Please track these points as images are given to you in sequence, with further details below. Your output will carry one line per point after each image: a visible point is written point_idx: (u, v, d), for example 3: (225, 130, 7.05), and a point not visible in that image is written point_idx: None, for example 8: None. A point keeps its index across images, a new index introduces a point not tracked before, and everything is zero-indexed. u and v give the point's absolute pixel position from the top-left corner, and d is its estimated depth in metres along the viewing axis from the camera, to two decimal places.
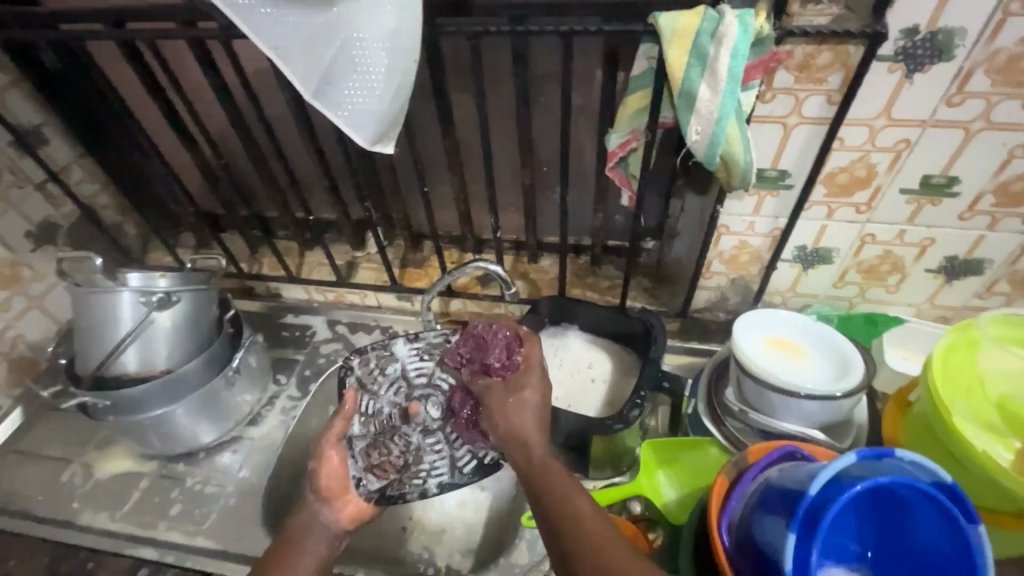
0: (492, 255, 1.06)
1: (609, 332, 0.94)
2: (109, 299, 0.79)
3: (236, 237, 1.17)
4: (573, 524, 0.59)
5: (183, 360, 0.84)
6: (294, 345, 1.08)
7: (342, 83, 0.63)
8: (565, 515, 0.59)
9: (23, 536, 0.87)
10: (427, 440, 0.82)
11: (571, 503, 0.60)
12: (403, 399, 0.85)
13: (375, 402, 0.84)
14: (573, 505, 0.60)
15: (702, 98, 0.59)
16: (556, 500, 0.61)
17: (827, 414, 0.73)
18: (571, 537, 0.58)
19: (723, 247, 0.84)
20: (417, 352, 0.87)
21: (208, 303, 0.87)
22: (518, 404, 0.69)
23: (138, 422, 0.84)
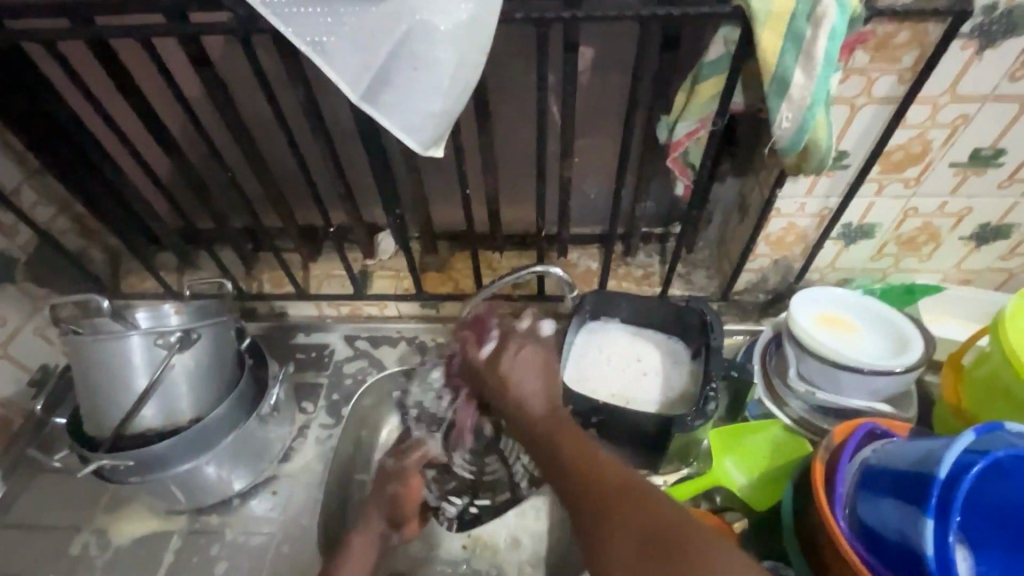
0: (520, 252, 1.01)
1: (655, 322, 0.93)
2: (119, 346, 0.68)
3: (226, 253, 1.04)
4: (556, 449, 0.62)
5: (211, 404, 0.75)
6: (313, 368, 0.99)
7: (401, 84, 0.56)
8: (553, 451, 0.62)
9: None
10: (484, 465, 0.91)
11: (591, 465, 0.58)
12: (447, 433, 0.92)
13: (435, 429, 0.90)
14: (591, 457, 0.59)
15: (794, 84, 0.56)
16: (552, 426, 0.65)
17: (891, 387, 0.76)
18: (557, 458, 0.61)
19: (771, 230, 0.83)
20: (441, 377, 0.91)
21: (229, 337, 0.77)
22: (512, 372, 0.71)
23: (166, 479, 0.74)
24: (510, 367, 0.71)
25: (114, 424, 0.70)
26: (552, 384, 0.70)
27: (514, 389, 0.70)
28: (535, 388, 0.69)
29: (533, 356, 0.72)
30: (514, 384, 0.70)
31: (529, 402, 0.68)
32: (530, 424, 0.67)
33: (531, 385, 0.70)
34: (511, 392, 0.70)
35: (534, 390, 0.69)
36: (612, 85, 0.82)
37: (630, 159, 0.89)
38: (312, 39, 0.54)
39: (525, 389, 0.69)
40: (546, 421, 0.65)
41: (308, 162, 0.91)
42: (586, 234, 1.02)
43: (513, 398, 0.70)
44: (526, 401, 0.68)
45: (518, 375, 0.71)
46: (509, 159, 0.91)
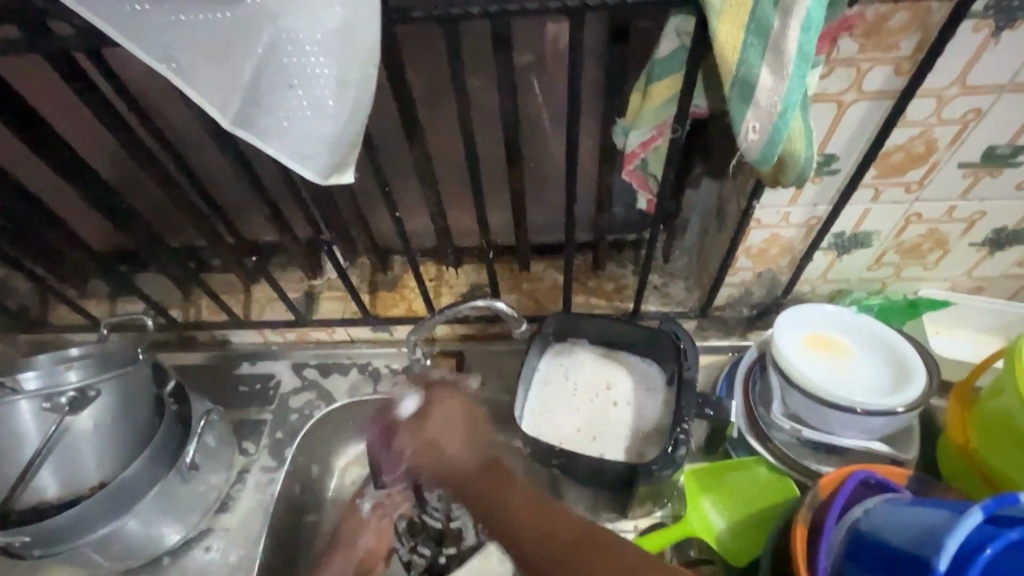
0: (478, 267, 0.91)
1: (625, 345, 0.83)
2: (2, 412, 0.61)
3: (161, 278, 0.96)
4: (501, 508, 0.62)
5: (121, 465, 0.67)
6: (256, 402, 0.91)
7: (276, 108, 0.46)
8: (503, 504, 0.63)
9: None
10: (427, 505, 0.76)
11: (552, 513, 0.61)
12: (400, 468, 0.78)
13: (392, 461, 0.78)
14: (553, 514, 0.60)
15: (762, 86, 0.45)
16: (486, 483, 0.65)
17: (889, 425, 0.67)
18: (507, 515, 0.62)
19: (751, 242, 0.73)
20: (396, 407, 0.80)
21: (139, 388, 0.69)
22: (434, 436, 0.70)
23: (77, 548, 0.68)
24: (433, 426, 0.70)
25: (4, 497, 0.62)
26: (473, 435, 0.70)
27: (445, 454, 0.68)
28: (456, 447, 0.68)
29: (456, 408, 0.71)
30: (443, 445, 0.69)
31: (456, 463, 0.68)
32: (470, 488, 0.66)
33: (461, 437, 0.69)
34: (439, 454, 0.69)
35: (460, 447, 0.68)
36: (563, 81, 0.71)
37: (590, 164, 0.78)
38: (162, 57, 0.44)
39: (453, 447, 0.68)
40: (480, 477, 0.65)
41: (232, 180, 0.82)
42: (550, 245, 0.92)
43: (444, 460, 0.68)
44: (454, 460, 0.68)
45: (441, 437, 0.69)
46: (455, 168, 0.80)
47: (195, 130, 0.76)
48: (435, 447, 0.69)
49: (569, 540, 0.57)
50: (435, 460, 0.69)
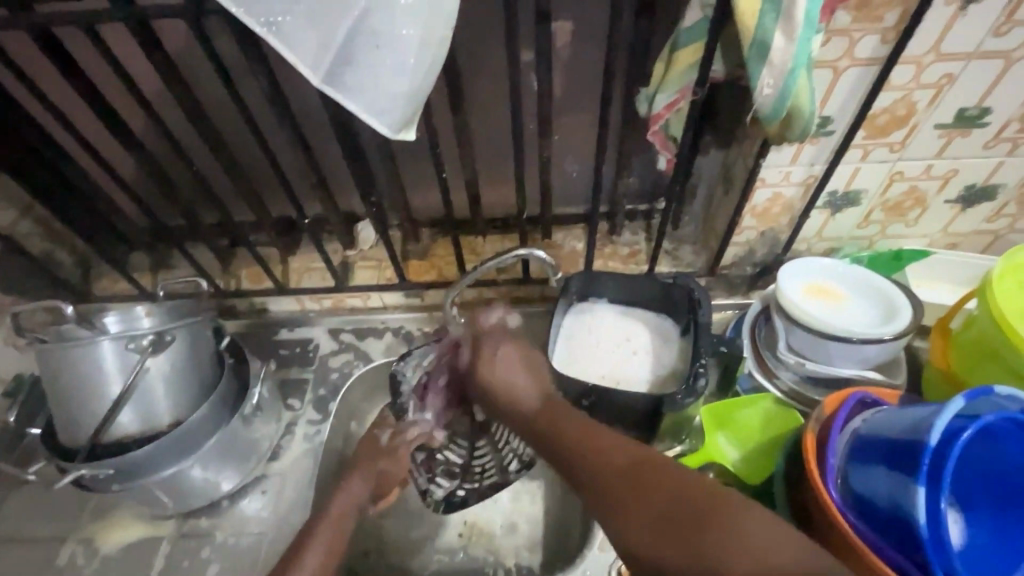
0: (503, 235, 0.99)
1: (642, 301, 0.91)
2: (89, 352, 0.66)
3: (202, 250, 1.01)
4: (575, 457, 0.56)
5: (191, 407, 0.73)
6: (298, 363, 0.97)
7: (363, 65, 0.53)
8: (559, 435, 0.60)
9: None
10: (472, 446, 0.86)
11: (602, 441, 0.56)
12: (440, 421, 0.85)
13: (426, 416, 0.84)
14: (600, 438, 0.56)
15: (776, 47, 0.54)
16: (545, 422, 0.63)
17: (881, 355, 0.76)
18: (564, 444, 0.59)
19: (756, 201, 0.82)
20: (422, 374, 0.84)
21: (207, 337, 0.75)
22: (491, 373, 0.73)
23: (147, 487, 0.72)
24: (499, 363, 0.73)
25: (88, 432, 0.68)
26: (539, 376, 0.71)
27: (499, 383, 0.72)
28: (521, 377, 0.71)
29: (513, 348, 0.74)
30: (500, 375, 0.72)
31: (521, 396, 0.69)
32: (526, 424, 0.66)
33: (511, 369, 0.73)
34: (510, 398, 0.70)
35: (524, 385, 0.70)
36: (588, 58, 0.80)
37: (610, 135, 0.87)
38: (267, 20, 0.51)
39: (513, 384, 0.70)
40: (546, 426, 0.63)
41: (280, 152, 0.88)
42: (570, 214, 0.99)
43: (501, 390, 0.72)
44: (519, 396, 0.69)
45: (510, 373, 0.72)
46: (486, 140, 0.88)
47: (249, 103, 0.82)
48: (498, 387, 0.72)
49: (615, 472, 0.52)
50: (501, 403, 0.71)
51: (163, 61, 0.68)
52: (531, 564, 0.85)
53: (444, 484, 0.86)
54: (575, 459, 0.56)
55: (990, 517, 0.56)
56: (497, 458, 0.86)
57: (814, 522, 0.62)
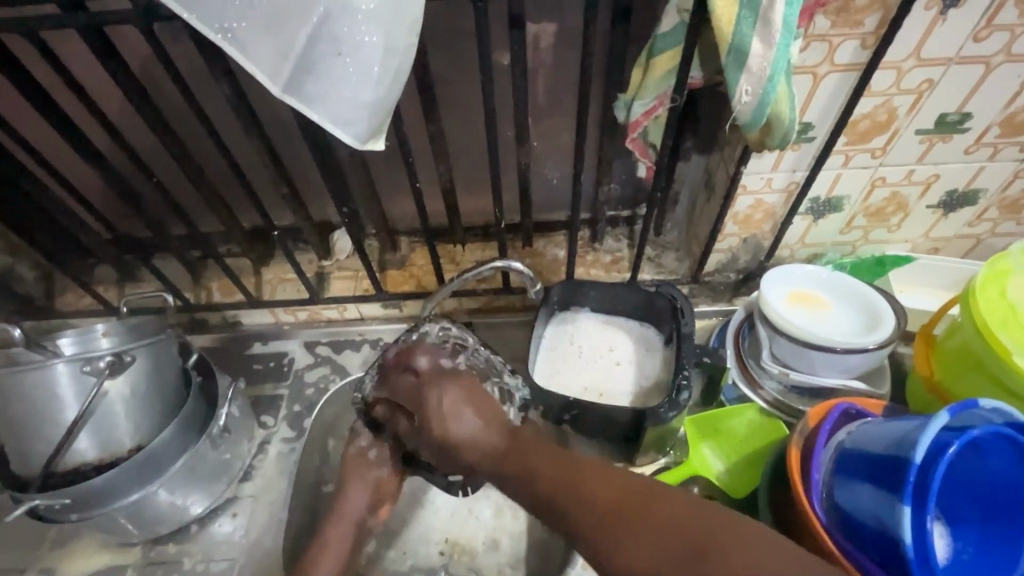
0: (482, 242, 0.96)
1: (625, 309, 0.89)
2: (40, 377, 0.63)
3: (171, 261, 0.97)
4: (540, 488, 0.52)
5: (155, 430, 0.70)
6: (272, 379, 0.93)
7: (324, 75, 0.51)
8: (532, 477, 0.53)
9: None
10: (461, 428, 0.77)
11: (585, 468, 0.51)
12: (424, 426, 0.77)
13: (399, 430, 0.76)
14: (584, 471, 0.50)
15: (754, 54, 0.52)
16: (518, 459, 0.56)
17: (866, 364, 0.75)
18: (538, 488, 0.53)
19: (738, 208, 0.80)
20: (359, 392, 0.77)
21: (169, 356, 0.72)
22: (445, 408, 0.62)
23: (109, 516, 0.69)
24: (447, 403, 0.62)
25: (43, 460, 0.65)
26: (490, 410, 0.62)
27: (454, 439, 0.61)
28: (477, 424, 0.61)
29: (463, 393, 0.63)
30: (454, 427, 0.61)
31: (472, 445, 0.60)
32: (495, 473, 0.58)
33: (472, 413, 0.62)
34: (452, 434, 0.61)
35: (473, 429, 0.60)
36: (565, 64, 0.78)
37: (590, 141, 0.85)
38: (221, 27, 0.49)
39: (467, 429, 0.60)
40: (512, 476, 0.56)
41: (249, 161, 0.85)
42: (551, 221, 0.97)
43: (463, 450, 0.60)
44: (480, 443, 0.59)
45: (458, 410, 0.62)
46: (463, 146, 0.86)
47: (213, 110, 0.79)
48: (445, 431, 0.61)
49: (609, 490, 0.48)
50: (451, 440, 0.61)
51: (118, 69, 0.64)
52: None
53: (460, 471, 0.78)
54: (556, 501, 0.50)
55: (976, 532, 0.55)
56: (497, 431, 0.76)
57: (800, 536, 0.61)
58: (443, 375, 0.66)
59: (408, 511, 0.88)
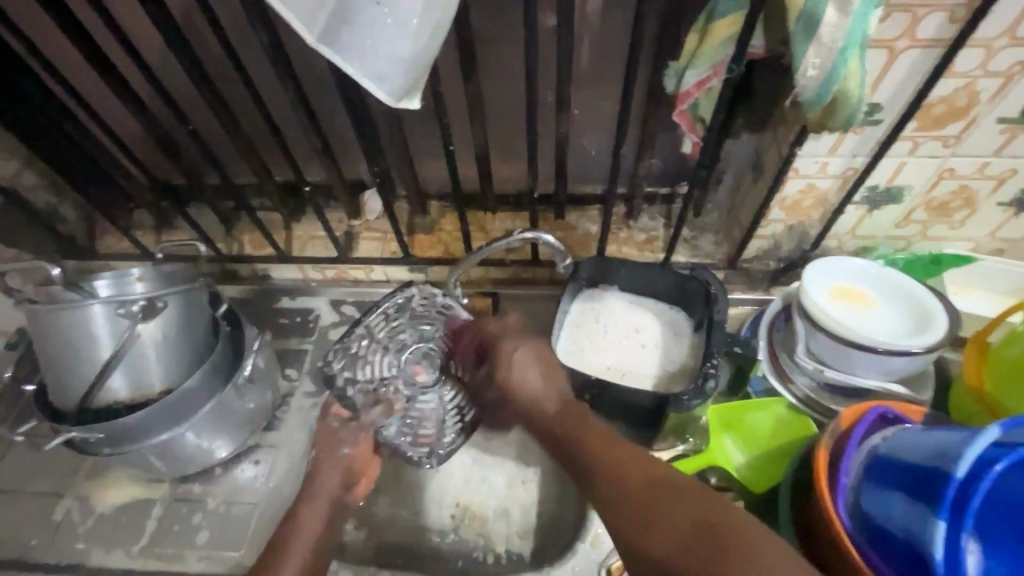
0: (512, 211, 0.94)
1: (655, 291, 0.86)
2: (78, 316, 0.65)
3: (205, 210, 0.98)
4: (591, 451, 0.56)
5: (183, 375, 0.72)
6: (298, 333, 0.95)
7: (360, 27, 0.48)
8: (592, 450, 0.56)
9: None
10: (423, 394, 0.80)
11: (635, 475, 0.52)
12: (406, 388, 0.80)
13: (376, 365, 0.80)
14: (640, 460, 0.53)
15: (827, 23, 0.48)
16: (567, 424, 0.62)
17: (909, 368, 0.71)
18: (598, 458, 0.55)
19: (787, 193, 0.76)
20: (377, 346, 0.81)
21: (199, 304, 0.73)
22: (514, 366, 0.68)
23: (139, 453, 0.72)
24: (515, 378, 0.67)
25: (81, 395, 0.68)
26: (553, 377, 0.67)
27: (514, 388, 0.67)
28: (539, 384, 0.66)
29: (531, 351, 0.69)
30: (522, 380, 0.66)
31: (540, 400, 0.65)
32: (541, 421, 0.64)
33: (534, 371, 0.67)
34: (515, 396, 0.67)
35: (537, 386, 0.66)
36: (615, 27, 0.73)
37: (635, 112, 0.80)
38: None
39: (532, 386, 0.66)
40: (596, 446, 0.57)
41: (284, 116, 0.84)
42: (585, 194, 0.94)
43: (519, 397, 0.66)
44: (539, 403, 0.64)
45: (528, 377, 0.67)
46: (500, 109, 0.83)
47: (251, 60, 0.78)
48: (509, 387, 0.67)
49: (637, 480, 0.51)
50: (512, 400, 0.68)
51: (157, 11, 0.64)
52: (521, 551, 0.84)
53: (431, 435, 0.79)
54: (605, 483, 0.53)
55: None
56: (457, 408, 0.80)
57: (818, 535, 0.59)
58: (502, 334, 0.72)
59: (421, 473, 0.90)
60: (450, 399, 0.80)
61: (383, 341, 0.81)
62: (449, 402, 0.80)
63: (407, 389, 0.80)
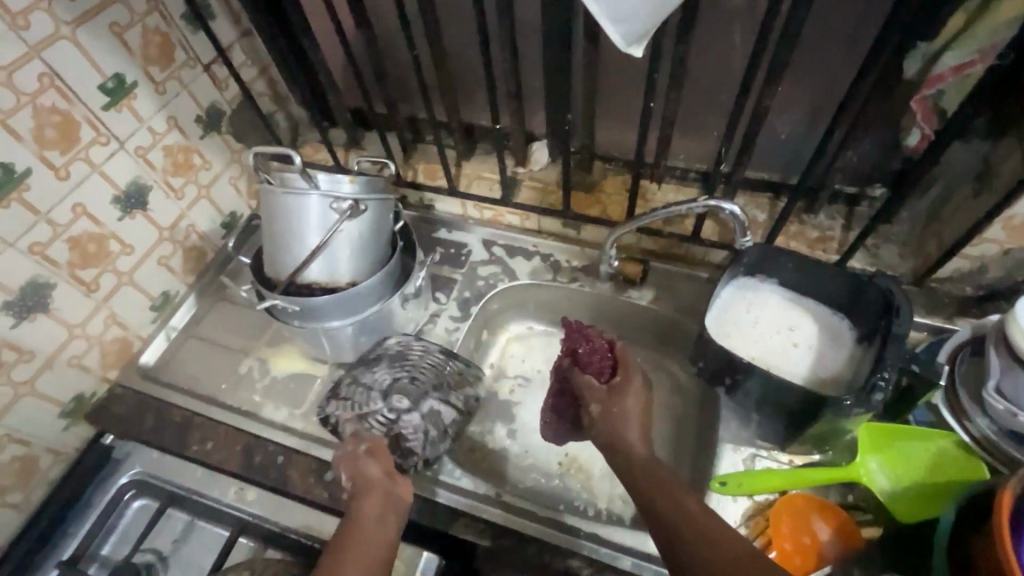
0: (678, 186, 0.94)
1: (820, 293, 0.82)
2: (300, 203, 0.76)
3: (390, 137, 1.08)
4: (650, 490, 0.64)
5: (366, 274, 0.81)
6: (450, 263, 1.03)
7: None
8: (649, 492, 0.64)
9: (200, 420, 0.87)
10: (404, 415, 0.83)
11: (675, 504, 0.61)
12: (390, 420, 0.83)
13: (366, 402, 0.84)
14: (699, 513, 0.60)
15: None
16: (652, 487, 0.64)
17: None
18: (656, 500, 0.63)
19: (1019, 211, 0.67)
20: (365, 387, 0.85)
21: (388, 214, 0.82)
22: (624, 416, 0.71)
23: (319, 331, 0.83)
24: (619, 424, 0.71)
25: (288, 271, 0.79)
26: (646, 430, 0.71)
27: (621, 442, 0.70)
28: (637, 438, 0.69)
29: (632, 399, 0.72)
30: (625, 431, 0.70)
31: (632, 446, 0.69)
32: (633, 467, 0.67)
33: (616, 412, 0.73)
34: (620, 443, 0.70)
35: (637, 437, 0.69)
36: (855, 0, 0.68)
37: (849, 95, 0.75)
38: None
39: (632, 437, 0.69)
40: (643, 477, 0.66)
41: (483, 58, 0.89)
42: (759, 179, 0.90)
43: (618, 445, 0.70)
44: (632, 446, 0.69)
45: (624, 431, 0.70)
46: (698, 77, 0.81)
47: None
48: (618, 441, 0.70)
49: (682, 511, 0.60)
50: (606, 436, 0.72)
51: None
52: (621, 513, 0.86)
53: (417, 449, 0.81)
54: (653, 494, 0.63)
55: None
56: (452, 421, 0.85)
57: None
58: (617, 387, 0.74)
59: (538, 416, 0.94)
60: (434, 422, 0.83)
61: (378, 381, 0.86)
62: (434, 422, 0.84)
63: (384, 420, 0.83)
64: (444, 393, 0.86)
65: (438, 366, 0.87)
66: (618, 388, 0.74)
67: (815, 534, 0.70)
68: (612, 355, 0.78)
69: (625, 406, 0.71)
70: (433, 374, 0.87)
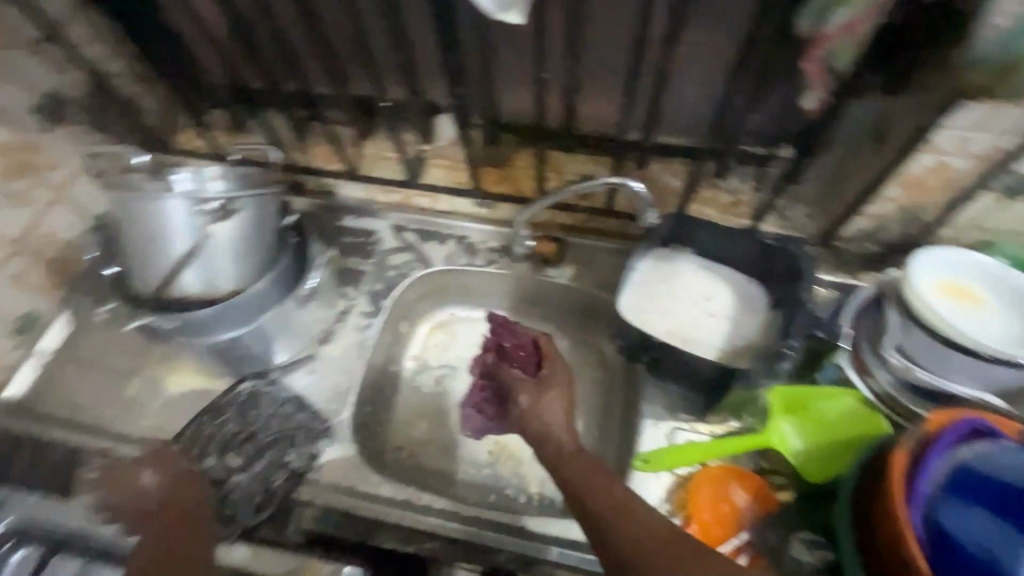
0: (590, 155, 0.89)
1: (732, 259, 0.81)
2: (156, 209, 0.66)
3: (279, 117, 0.97)
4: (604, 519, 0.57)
5: (250, 278, 0.75)
6: (359, 254, 0.95)
7: None
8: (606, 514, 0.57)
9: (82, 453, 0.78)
10: (237, 476, 0.76)
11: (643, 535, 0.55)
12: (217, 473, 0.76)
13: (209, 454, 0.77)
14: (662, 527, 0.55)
15: None
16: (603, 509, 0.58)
17: (1014, 380, 0.64)
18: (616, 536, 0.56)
19: (912, 168, 0.67)
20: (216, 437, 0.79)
21: (270, 210, 0.74)
22: (547, 409, 0.67)
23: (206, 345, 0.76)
24: (543, 415, 0.67)
25: (155, 284, 0.71)
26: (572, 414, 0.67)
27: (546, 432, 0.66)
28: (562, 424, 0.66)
29: (558, 393, 0.69)
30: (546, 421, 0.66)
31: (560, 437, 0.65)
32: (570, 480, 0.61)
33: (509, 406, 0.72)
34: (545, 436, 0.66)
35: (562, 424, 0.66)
36: None
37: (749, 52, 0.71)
38: None
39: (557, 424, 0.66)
40: (584, 471, 0.61)
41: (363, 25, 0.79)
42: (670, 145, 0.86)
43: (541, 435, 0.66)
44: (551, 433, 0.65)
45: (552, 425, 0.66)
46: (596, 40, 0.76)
47: None
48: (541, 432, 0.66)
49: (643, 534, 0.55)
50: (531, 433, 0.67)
51: None
52: (553, 497, 0.84)
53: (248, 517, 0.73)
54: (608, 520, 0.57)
55: None
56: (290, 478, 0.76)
57: (884, 548, 0.55)
58: (544, 379, 0.71)
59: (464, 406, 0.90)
60: (263, 479, 0.76)
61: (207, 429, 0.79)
62: (263, 482, 0.76)
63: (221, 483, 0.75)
64: (284, 451, 0.78)
65: (257, 422, 0.80)
66: (548, 379, 0.70)
67: (733, 501, 0.71)
68: (537, 349, 0.77)
69: (549, 401, 0.68)
70: (278, 425, 0.79)
